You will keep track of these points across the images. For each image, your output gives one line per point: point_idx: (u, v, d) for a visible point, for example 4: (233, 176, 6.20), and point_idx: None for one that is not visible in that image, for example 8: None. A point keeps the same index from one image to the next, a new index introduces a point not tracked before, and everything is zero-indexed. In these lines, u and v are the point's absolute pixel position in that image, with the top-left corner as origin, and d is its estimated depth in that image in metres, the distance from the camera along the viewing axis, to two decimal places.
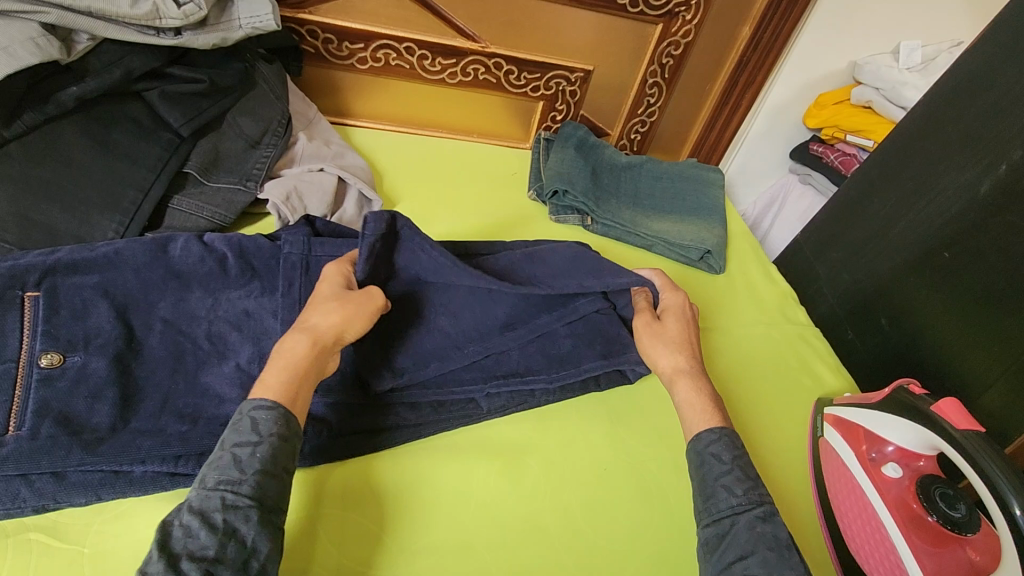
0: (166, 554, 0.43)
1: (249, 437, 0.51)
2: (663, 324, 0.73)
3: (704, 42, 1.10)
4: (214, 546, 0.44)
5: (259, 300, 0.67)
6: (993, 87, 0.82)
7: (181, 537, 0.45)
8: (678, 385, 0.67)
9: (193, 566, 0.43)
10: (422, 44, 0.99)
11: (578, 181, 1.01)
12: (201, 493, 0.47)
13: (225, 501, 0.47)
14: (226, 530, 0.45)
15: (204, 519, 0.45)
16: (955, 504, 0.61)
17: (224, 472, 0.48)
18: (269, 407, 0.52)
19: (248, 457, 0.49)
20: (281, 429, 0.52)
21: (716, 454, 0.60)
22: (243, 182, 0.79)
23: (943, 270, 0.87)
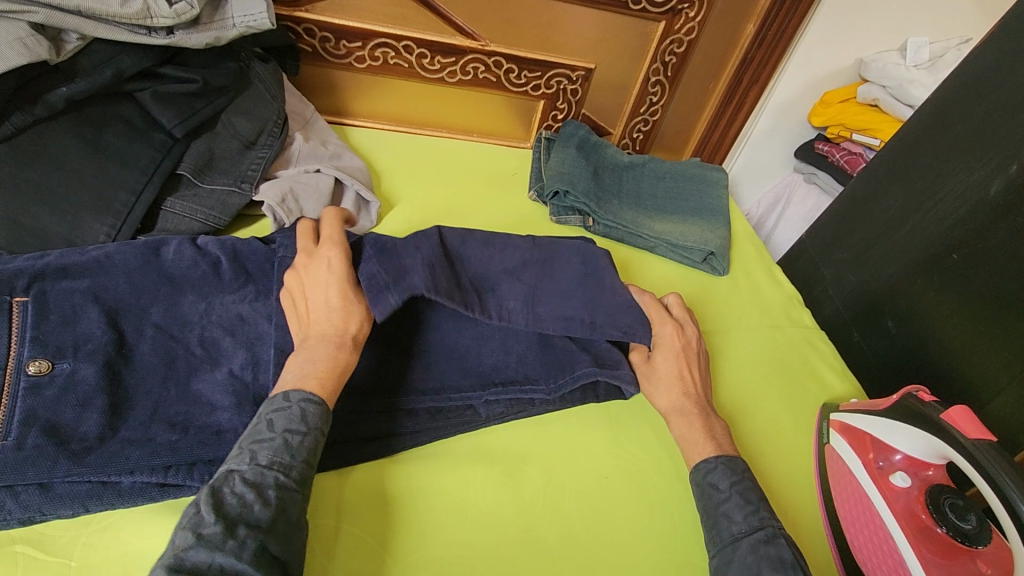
0: (222, 517, 0.45)
1: (299, 426, 0.53)
2: (652, 364, 0.70)
3: (707, 39, 1.08)
4: (267, 519, 0.47)
5: (253, 304, 0.66)
6: (1004, 85, 0.80)
7: (234, 505, 0.46)
8: (674, 422, 0.67)
9: (248, 533, 0.45)
10: (420, 42, 0.98)
11: (580, 181, 1.00)
12: (253, 467, 0.49)
13: (277, 481, 0.49)
14: (277, 507, 0.48)
15: (257, 493, 0.48)
16: (966, 515, 0.59)
17: (275, 452, 0.51)
18: (319, 403, 0.55)
19: (298, 444, 0.52)
20: (326, 424, 0.55)
21: (715, 484, 0.60)
22: (237, 183, 0.77)
23: (952, 273, 0.85)
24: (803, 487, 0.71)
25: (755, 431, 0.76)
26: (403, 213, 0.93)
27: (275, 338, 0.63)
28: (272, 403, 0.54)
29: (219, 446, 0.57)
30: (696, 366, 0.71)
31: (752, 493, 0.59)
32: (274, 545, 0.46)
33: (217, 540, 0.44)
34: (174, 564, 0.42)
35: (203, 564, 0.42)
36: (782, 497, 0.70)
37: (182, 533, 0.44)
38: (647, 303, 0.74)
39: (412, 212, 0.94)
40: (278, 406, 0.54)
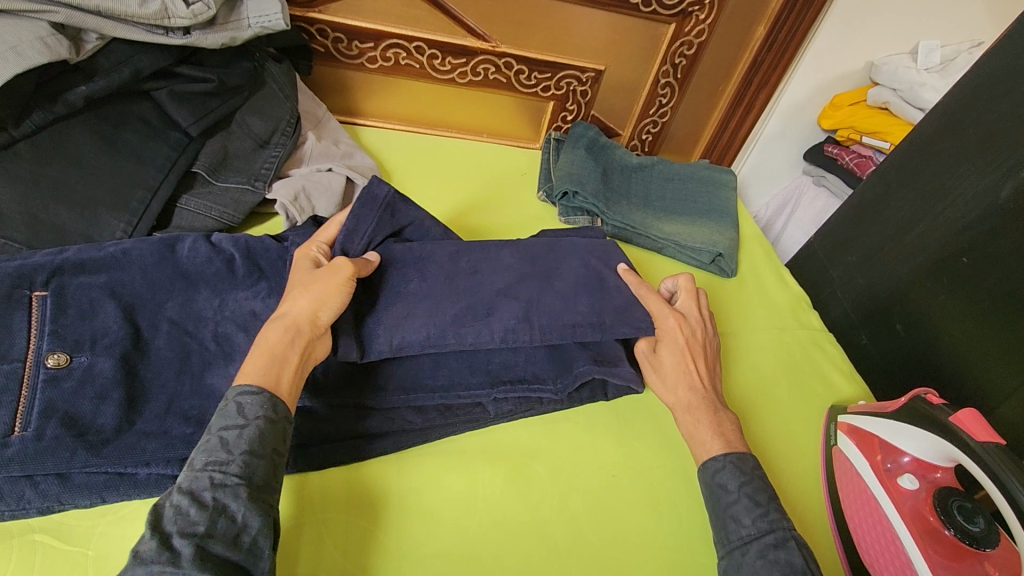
0: (158, 532, 0.44)
1: (234, 421, 0.51)
2: (658, 358, 0.70)
3: (718, 42, 1.08)
4: (204, 522, 0.45)
5: (266, 300, 0.67)
6: (1015, 88, 0.80)
7: (173, 516, 0.45)
8: (688, 418, 0.66)
9: (186, 540, 0.43)
10: (432, 44, 0.99)
11: (588, 182, 1.00)
12: (190, 475, 0.48)
13: (214, 481, 0.47)
14: (218, 507, 0.46)
15: (195, 499, 0.46)
16: (974, 517, 0.59)
17: (211, 455, 0.49)
18: (253, 391, 0.52)
19: (235, 439, 0.50)
20: (266, 410, 0.52)
21: (723, 484, 0.59)
22: (251, 182, 0.78)
23: (961, 277, 0.85)
24: (805, 490, 0.71)
25: (757, 432, 0.76)
26: None
27: None
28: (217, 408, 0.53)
29: None
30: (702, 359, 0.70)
31: (761, 493, 0.58)
32: (218, 545, 0.44)
33: (152, 555, 0.42)
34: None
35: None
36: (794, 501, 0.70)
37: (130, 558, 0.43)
38: (646, 298, 0.73)
39: (422, 212, 0.95)
40: (219, 408, 0.53)
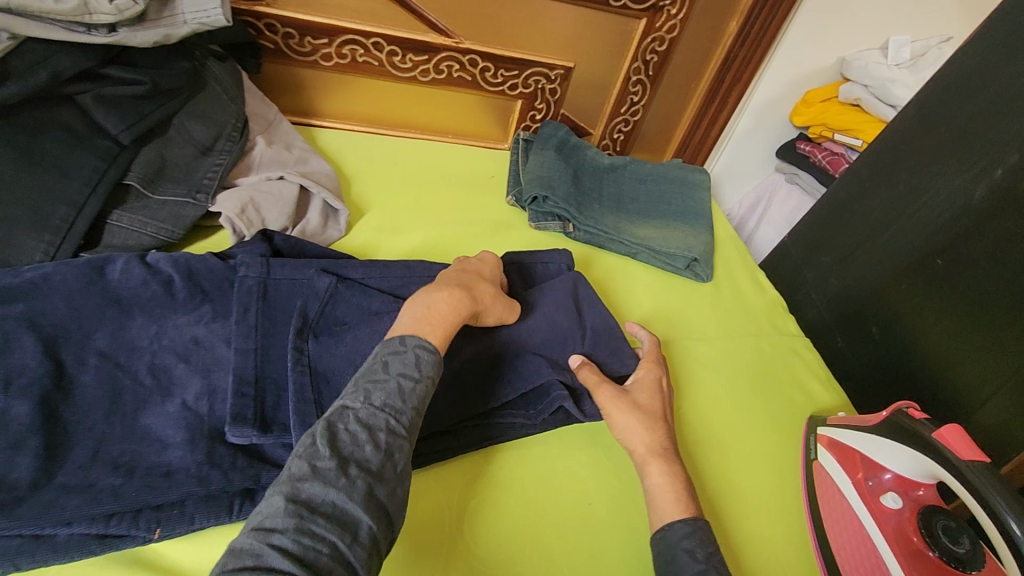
0: (337, 455, 0.46)
1: (412, 372, 0.53)
2: (633, 396, 0.66)
3: (689, 37, 1.05)
4: (376, 461, 0.47)
5: (210, 326, 0.62)
6: (989, 86, 0.79)
7: (347, 443, 0.48)
8: (650, 468, 0.60)
9: (359, 474, 0.46)
10: (391, 40, 0.93)
11: (558, 186, 0.96)
12: (369, 408, 0.50)
13: (388, 425, 0.50)
14: (386, 450, 0.48)
15: (369, 434, 0.48)
16: (958, 537, 0.58)
17: (388, 396, 0.51)
18: (431, 351, 0.56)
19: (410, 390, 0.52)
20: (435, 374, 0.55)
21: (689, 550, 0.53)
22: (192, 194, 0.72)
23: (937, 279, 0.84)
24: (770, 509, 0.68)
25: (729, 449, 0.73)
26: (373, 221, 0.89)
27: (235, 363, 0.59)
28: (386, 346, 0.55)
29: (168, 490, 0.51)
30: (663, 423, 0.64)
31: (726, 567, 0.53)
32: (384, 490, 0.47)
33: (330, 477, 0.45)
34: (290, 494, 0.43)
35: (317, 498, 0.44)
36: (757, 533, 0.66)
37: (298, 463, 0.46)
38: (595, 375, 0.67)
39: (382, 220, 0.89)
40: (391, 350, 0.55)
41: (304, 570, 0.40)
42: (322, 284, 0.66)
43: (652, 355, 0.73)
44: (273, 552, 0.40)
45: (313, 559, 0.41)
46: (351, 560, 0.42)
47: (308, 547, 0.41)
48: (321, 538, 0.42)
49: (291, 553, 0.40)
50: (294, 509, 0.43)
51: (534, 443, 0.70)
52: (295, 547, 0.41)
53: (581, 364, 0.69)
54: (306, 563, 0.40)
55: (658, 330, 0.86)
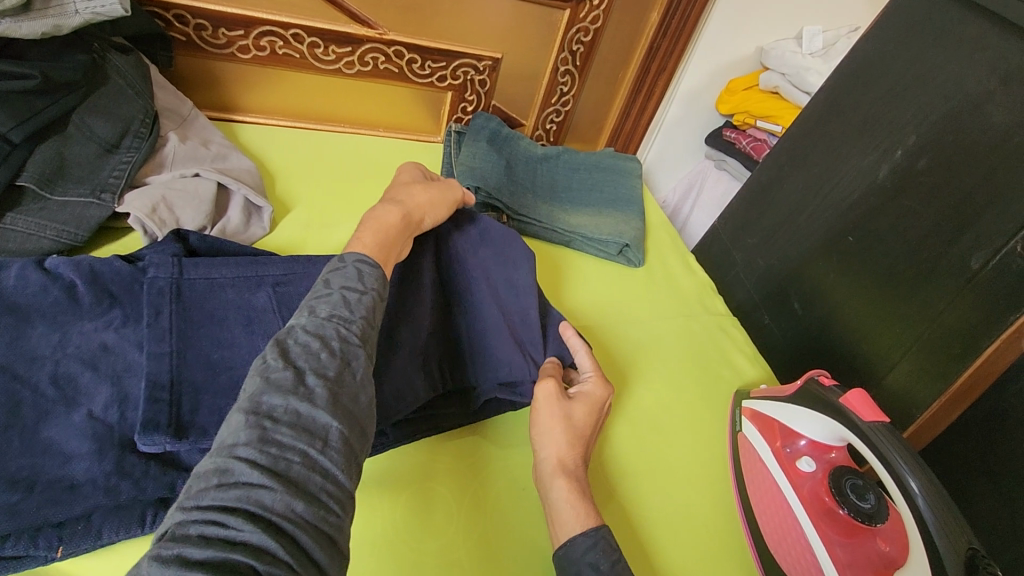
0: (290, 365, 0.46)
1: (356, 285, 0.55)
2: (571, 406, 0.66)
3: (613, 27, 1.07)
4: (333, 368, 0.47)
5: (120, 331, 0.59)
6: (887, 73, 0.84)
7: (300, 353, 0.47)
8: (556, 482, 0.60)
9: (317, 383, 0.46)
10: (311, 31, 0.90)
11: (490, 177, 0.97)
12: (317, 318, 0.51)
13: (339, 333, 0.50)
14: (342, 357, 0.49)
15: (321, 341, 0.48)
16: (864, 494, 0.61)
17: (336, 308, 0.52)
18: (372, 266, 0.58)
19: (356, 300, 0.54)
20: (379, 288, 0.58)
21: (594, 564, 0.53)
22: (96, 193, 0.68)
23: (849, 254, 0.89)
24: (699, 486, 0.71)
25: (640, 443, 0.73)
26: (301, 217, 0.86)
27: (148, 368, 0.57)
28: (326, 268, 0.57)
29: (71, 504, 0.50)
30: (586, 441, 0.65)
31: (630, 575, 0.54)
32: (346, 391, 0.47)
33: (287, 387, 0.44)
34: (250, 409, 0.42)
35: (279, 409, 0.43)
36: (682, 504, 0.69)
37: (252, 381, 0.45)
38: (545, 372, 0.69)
39: (311, 215, 0.87)
40: (333, 270, 0.57)
41: (276, 478, 0.39)
42: (261, 300, 0.65)
43: (599, 371, 0.71)
44: (240, 466, 0.39)
45: (286, 468, 0.40)
46: (326, 466, 0.42)
47: (278, 457, 0.40)
48: (290, 448, 0.41)
49: (260, 465, 0.39)
50: (254, 422, 0.42)
51: (468, 433, 0.70)
52: (263, 459, 0.40)
53: (551, 363, 0.71)
54: (279, 472, 0.40)
55: (589, 316, 0.88)
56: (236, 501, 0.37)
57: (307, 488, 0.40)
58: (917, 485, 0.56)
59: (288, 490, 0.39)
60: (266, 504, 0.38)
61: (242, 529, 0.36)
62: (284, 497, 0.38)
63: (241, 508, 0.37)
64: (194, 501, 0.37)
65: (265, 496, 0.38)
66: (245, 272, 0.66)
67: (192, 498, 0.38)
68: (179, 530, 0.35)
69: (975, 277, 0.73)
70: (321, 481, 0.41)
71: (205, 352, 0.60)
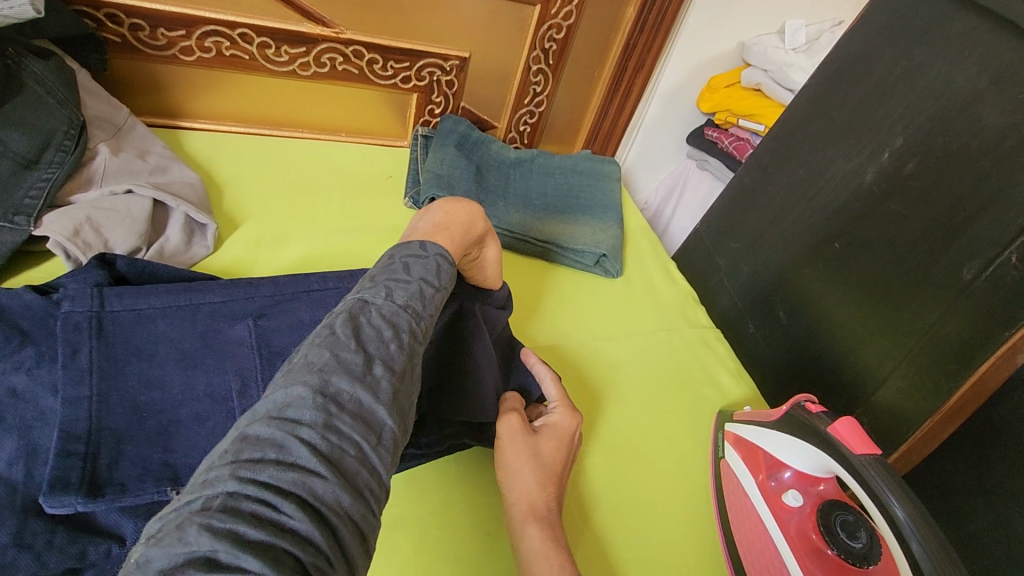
0: (362, 349, 0.40)
1: (434, 277, 0.49)
2: (537, 441, 0.61)
3: (587, 24, 1.01)
4: (399, 360, 0.41)
5: (32, 374, 0.53)
6: (872, 72, 0.80)
7: (371, 336, 0.41)
8: (528, 530, 0.55)
9: (384, 374, 0.40)
10: (260, 31, 0.84)
11: (458, 185, 0.91)
12: (392, 303, 0.44)
13: (410, 326, 0.44)
14: (409, 352, 0.43)
15: (392, 331, 0.42)
16: (856, 531, 0.57)
17: (412, 297, 0.46)
18: (451, 263, 0.52)
19: (431, 295, 0.47)
20: (451, 285, 0.51)
21: None
22: (9, 217, 0.61)
23: (836, 262, 0.84)
24: (678, 521, 0.66)
25: (613, 476, 0.68)
26: (251, 234, 0.80)
27: (60, 416, 0.51)
28: (404, 249, 0.50)
29: None
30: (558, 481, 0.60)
31: None
32: (404, 387, 0.41)
33: (355, 372, 0.38)
34: (317, 387, 0.37)
35: (344, 394, 0.37)
36: (660, 544, 0.64)
37: (316, 352, 0.39)
38: (510, 402, 0.64)
39: (262, 231, 0.81)
40: (411, 254, 0.50)
41: (332, 468, 0.34)
42: (242, 334, 0.60)
43: (566, 398, 0.67)
44: (299, 447, 0.34)
45: (341, 458, 0.35)
46: (375, 463, 0.37)
47: (336, 445, 0.35)
48: (349, 438, 0.36)
49: (318, 451, 0.34)
50: (320, 402, 0.36)
51: (428, 471, 0.65)
52: (322, 443, 0.35)
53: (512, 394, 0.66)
54: (335, 461, 0.35)
55: (563, 334, 0.83)
56: (290, 485, 0.32)
57: (357, 484, 0.35)
58: (904, 513, 0.51)
59: (342, 482, 0.34)
60: (319, 494, 0.33)
61: (293, 515, 0.31)
62: (337, 490, 0.34)
63: (294, 493, 0.32)
64: (248, 472, 0.32)
65: (319, 486, 0.33)
66: (180, 301, 0.60)
67: (244, 466, 0.32)
68: (231, 502, 0.30)
69: (969, 288, 0.68)
70: (369, 478, 0.36)
71: (130, 394, 0.54)
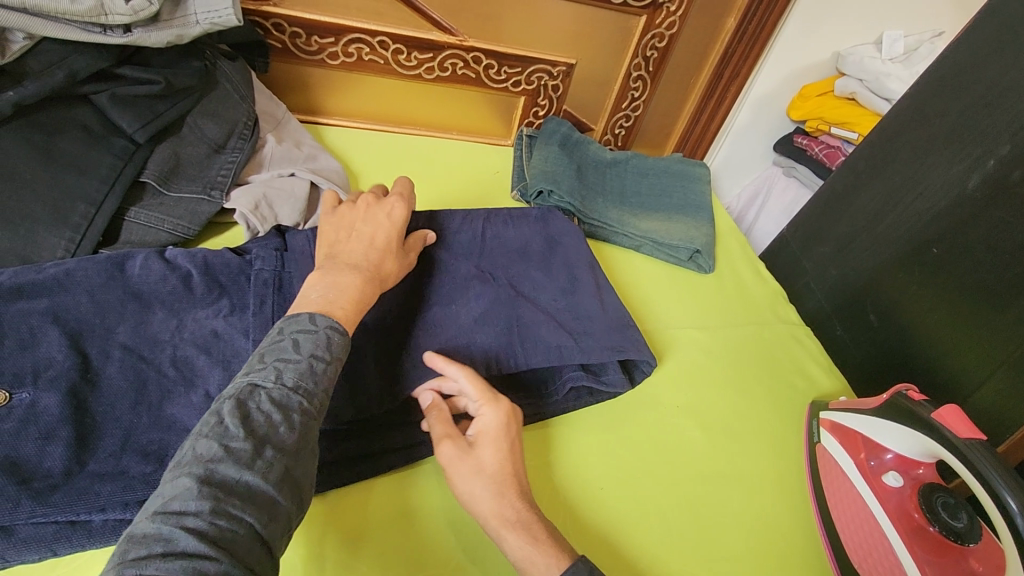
0: (250, 435, 0.44)
1: (323, 353, 0.51)
2: (475, 453, 0.58)
3: (687, 34, 1.07)
4: (291, 441, 0.46)
5: (228, 319, 0.64)
6: (979, 81, 0.81)
7: (258, 423, 0.45)
8: None
9: (273, 457, 0.44)
10: (396, 38, 0.94)
11: (563, 181, 0.98)
12: (281, 388, 0.47)
13: (301, 406, 0.48)
14: (301, 431, 0.47)
15: (283, 414, 0.46)
16: (957, 513, 0.61)
17: (301, 377, 0.49)
18: (343, 333, 0.54)
19: (321, 372, 0.50)
20: (344, 356, 0.54)
21: None
22: (207, 191, 0.73)
23: (932, 266, 0.86)
24: (777, 499, 0.71)
25: (651, 474, 0.69)
26: None
27: (253, 353, 0.61)
28: (295, 323, 0.52)
29: None
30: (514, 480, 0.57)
31: None
32: (294, 467, 0.45)
33: (243, 459, 0.43)
34: (202, 477, 0.41)
35: (229, 480, 0.42)
36: (765, 523, 0.68)
37: (204, 444, 0.43)
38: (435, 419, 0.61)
39: None
40: (301, 329, 0.52)
41: (219, 547, 0.38)
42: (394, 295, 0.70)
43: (487, 386, 0.62)
44: (186, 535, 0.37)
45: (228, 539, 0.39)
46: (265, 536, 0.41)
47: (224, 528, 0.39)
48: (237, 519, 0.40)
49: (206, 536, 0.38)
50: (207, 491, 0.40)
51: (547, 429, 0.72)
52: (209, 528, 0.39)
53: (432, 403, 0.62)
54: (221, 544, 0.38)
55: (657, 320, 0.88)
56: (180, 571, 0.36)
57: (246, 559, 0.39)
58: (1016, 504, 0.54)
59: (230, 559, 0.38)
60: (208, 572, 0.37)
61: None
62: (227, 567, 0.38)
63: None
64: (136, 567, 0.36)
65: (208, 565, 0.37)
66: None
67: (132, 562, 0.36)
68: None
69: None
70: (257, 552, 0.40)
71: None
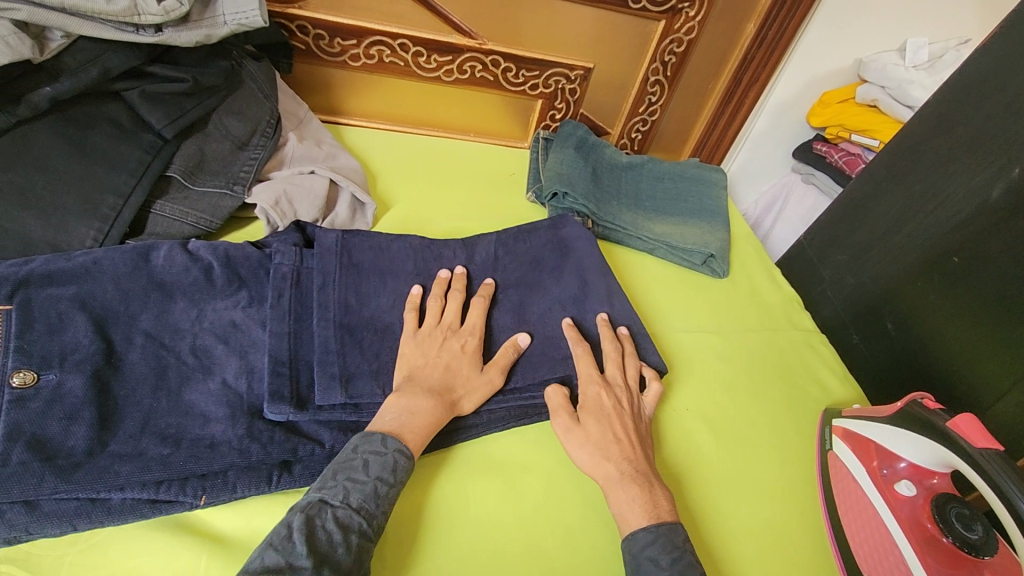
0: (312, 551, 0.47)
1: (388, 476, 0.55)
2: (583, 424, 0.63)
3: (706, 39, 1.07)
4: (347, 562, 0.49)
5: (246, 310, 0.66)
6: (1004, 88, 0.80)
7: (322, 542, 0.49)
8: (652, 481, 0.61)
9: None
10: (417, 41, 0.96)
11: (578, 183, 0.98)
12: (346, 509, 0.51)
13: (360, 527, 0.51)
14: (357, 555, 0.50)
15: (344, 535, 0.50)
16: (972, 524, 0.60)
17: (366, 500, 0.53)
18: (409, 457, 0.57)
19: (384, 495, 0.54)
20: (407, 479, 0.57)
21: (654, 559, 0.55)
22: (229, 186, 0.76)
23: (952, 276, 0.85)
24: (785, 505, 0.70)
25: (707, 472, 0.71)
26: (400, 215, 0.92)
27: (269, 344, 0.62)
28: (366, 442, 0.56)
29: (210, 461, 0.55)
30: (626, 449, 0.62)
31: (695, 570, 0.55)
32: None
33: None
34: None
35: None
36: (776, 526, 0.68)
37: (270, 554, 0.47)
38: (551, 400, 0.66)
39: (408, 213, 0.92)
40: (372, 450, 0.56)
41: None
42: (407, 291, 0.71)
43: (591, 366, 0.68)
44: None
45: None
46: None
47: None
48: None
49: None
50: None
51: None
52: None
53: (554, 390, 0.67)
54: None
55: (669, 323, 0.88)
56: None
57: None
58: None
59: None
60: None
61: None
62: None
63: None
64: None
65: None
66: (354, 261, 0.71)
67: None
68: None
69: None
70: None
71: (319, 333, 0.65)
